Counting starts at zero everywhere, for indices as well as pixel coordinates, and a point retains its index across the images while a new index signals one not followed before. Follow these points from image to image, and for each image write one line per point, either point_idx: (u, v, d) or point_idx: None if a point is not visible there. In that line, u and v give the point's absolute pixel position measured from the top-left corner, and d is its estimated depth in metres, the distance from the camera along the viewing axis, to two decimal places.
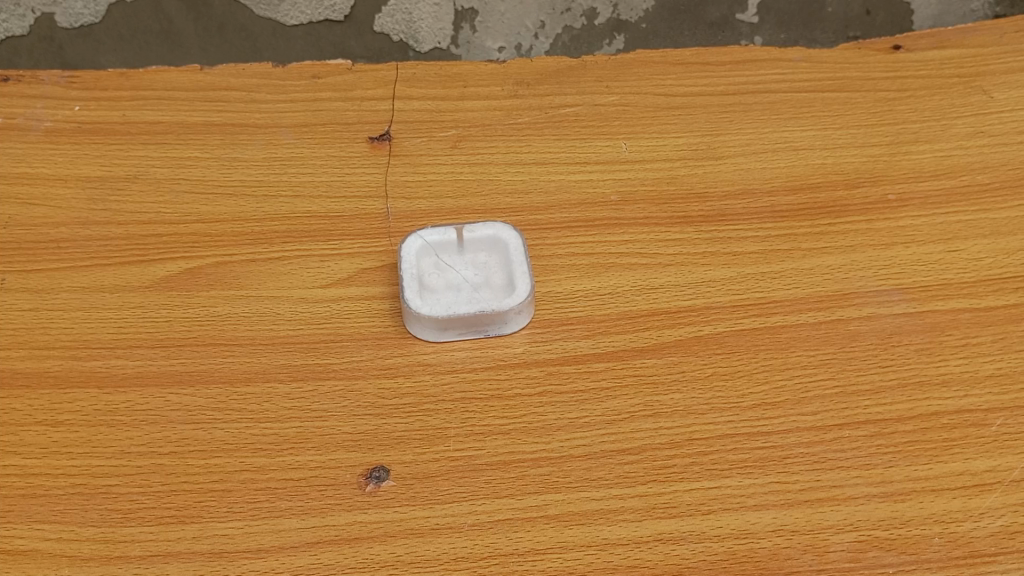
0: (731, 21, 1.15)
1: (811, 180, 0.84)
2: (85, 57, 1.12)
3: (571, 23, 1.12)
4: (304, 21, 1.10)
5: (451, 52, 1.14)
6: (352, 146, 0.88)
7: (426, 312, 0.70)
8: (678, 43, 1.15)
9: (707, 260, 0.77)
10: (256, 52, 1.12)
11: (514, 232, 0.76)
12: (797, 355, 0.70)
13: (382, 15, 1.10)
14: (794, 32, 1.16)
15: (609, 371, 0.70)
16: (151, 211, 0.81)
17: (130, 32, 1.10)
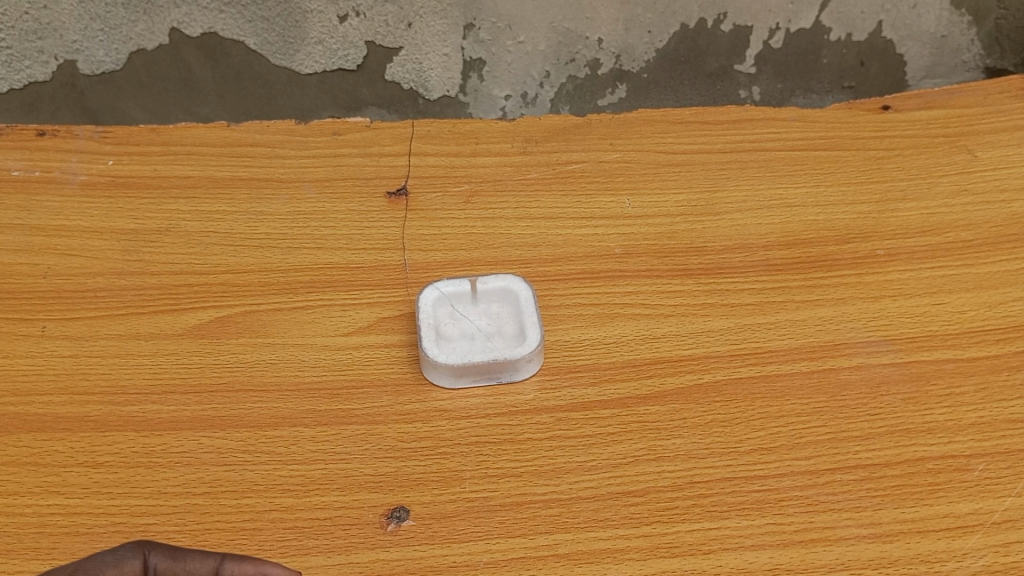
0: (730, 71, 1.20)
1: (804, 235, 0.89)
2: (106, 102, 1.17)
3: (575, 73, 1.18)
4: (318, 70, 1.15)
5: (461, 100, 1.19)
6: (370, 201, 0.93)
7: (442, 361, 0.75)
8: (677, 95, 1.21)
9: (707, 311, 0.82)
10: (272, 99, 1.18)
11: (524, 284, 0.81)
12: (791, 403, 0.75)
13: (393, 64, 1.16)
14: (790, 82, 1.22)
15: (614, 417, 0.74)
16: (182, 262, 0.86)
17: (151, 79, 1.15)
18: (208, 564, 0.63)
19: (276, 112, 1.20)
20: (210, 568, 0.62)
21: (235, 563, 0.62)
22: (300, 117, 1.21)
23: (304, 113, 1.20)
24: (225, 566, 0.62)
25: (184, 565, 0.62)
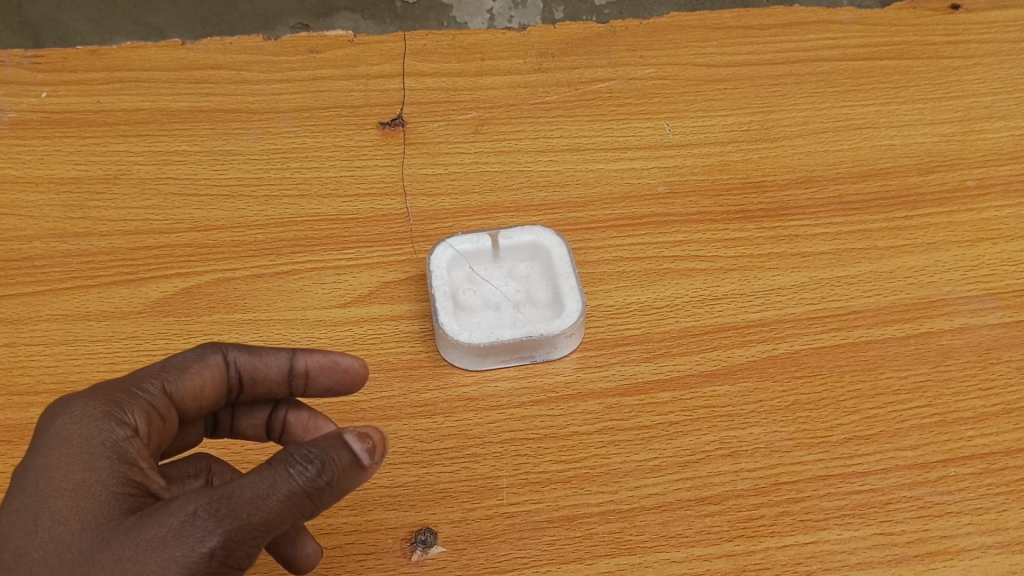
0: None
1: (880, 164, 0.75)
2: (45, 14, 0.99)
3: None
4: None
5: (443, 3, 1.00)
6: (361, 134, 0.77)
7: (464, 342, 0.61)
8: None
9: (774, 263, 0.69)
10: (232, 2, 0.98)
11: (557, 238, 0.67)
12: (887, 378, 0.62)
13: None
14: None
15: (675, 402, 0.61)
16: (137, 218, 0.71)
17: None
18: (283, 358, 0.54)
19: (238, 20, 0.99)
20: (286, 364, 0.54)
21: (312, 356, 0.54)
22: (264, 27, 0.99)
23: (268, 20, 1.00)
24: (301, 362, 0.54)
25: (263, 364, 0.54)
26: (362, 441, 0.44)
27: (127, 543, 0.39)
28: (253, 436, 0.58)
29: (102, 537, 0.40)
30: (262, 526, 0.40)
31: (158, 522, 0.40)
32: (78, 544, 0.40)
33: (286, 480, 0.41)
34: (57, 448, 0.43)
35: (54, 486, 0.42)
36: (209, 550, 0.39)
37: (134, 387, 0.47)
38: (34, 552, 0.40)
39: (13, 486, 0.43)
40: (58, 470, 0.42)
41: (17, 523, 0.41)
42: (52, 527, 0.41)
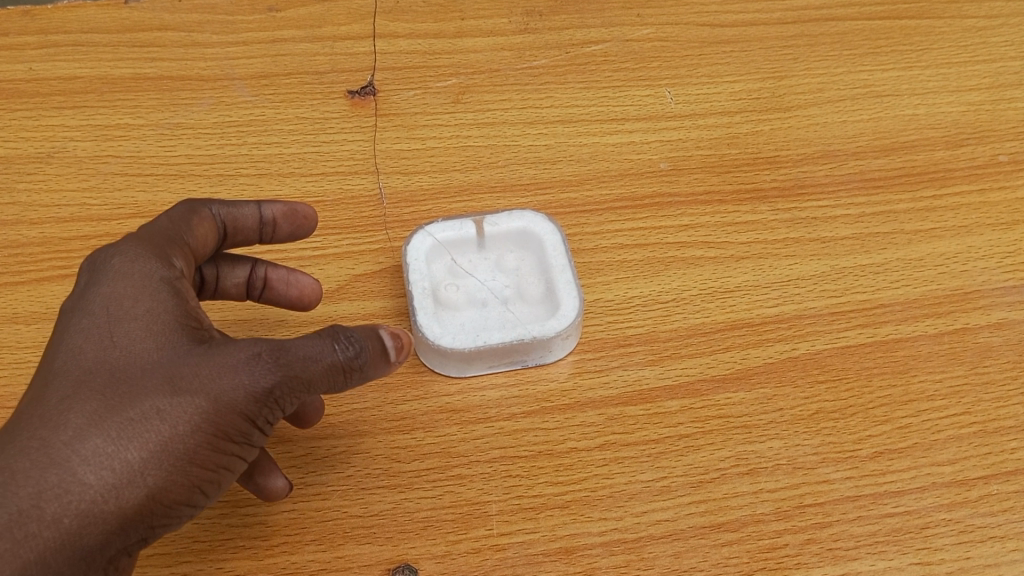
0: None
1: (903, 137, 0.68)
2: None
3: None
4: None
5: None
6: (327, 104, 0.69)
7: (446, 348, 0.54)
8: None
9: (791, 250, 0.62)
10: None
11: (550, 225, 0.59)
12: (921, 381, 0.56)
13: None
14: None
15: (685, 411, 0.55)
16: (73, 204, 0.63)
17: None
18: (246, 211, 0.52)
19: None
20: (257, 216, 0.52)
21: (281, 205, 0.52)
22: None
23: None
24: (269, 211, 0.52)
25: (241, 215, 0.51)
26: (395, 339, 0.45)
27: (199, 362, 0.40)
28: (234, 295, 0.55)
29: (174, 357, 0.41)
30: (309, 382, 0.42)
31: (226, 351, 0.41)
32: (152, 361, 0.40)
33: (331, 350, 0.42)
34: (116, 279, 0.43)
35: (122, 312, 0.42)
36: (270, 389, 0.41)
37: (179, 233, 0.47)
38: (110, 361, 0.40)
39: (76, 308, 0.43)
40: (124, 298, 0.42)
41: (89, 336, 0.41)
42: (124, 344, 0.41)
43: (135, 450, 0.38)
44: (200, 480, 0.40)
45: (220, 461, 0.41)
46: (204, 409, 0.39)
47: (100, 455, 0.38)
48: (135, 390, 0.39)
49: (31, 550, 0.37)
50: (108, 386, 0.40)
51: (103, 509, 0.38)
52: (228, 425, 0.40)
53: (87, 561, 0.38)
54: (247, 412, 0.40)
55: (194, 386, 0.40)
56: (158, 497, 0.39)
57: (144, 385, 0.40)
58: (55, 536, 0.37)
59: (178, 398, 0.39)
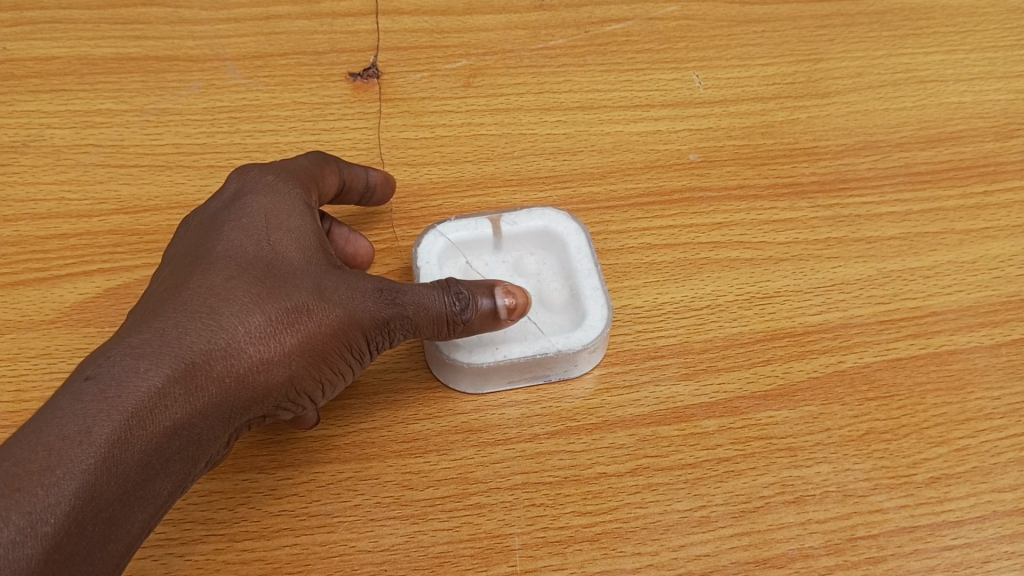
0: None
1: (950, 127, 0.63)
2: None
3: None
4: None
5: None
6: (326, 88, 0.63)
7: (462, 362, 0.48)
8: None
9: (834, 251, 0.57)
10: None
11: (574, 224, 0.54)
12: (977, 400, 0.52)
13: None
14: None
15: (723, 432, 0.50)
16: (51, 198, 0.57)
17: None
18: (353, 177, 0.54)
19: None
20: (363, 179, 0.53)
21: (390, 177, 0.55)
22: None
23: None
24: (373, 176, 0.54)
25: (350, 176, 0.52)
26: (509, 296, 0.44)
27: (338, 280, 0.42)
28: None
29: (319, 268, 0.42)
30: (416, 326, 0.43)
31: (355, 276, 0.42)
32: (302, 266, 0.41)
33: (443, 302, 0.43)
34: (266, 193, 0.44)
35: (274, 219, 0.42)
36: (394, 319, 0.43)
37: (311, 171, 0.48)
38: (267, 257, 0.41)
39: (224, 211, 0.43)
40: (276, 209, 0.43)
41: (244, 233, 0.41)
42: (281, 244, 0.41)
43: (292, 337, 0.39)
44: (319, 382, 0.41)
45: (336, 373, 0.42)
46: (345, 318, 0.41)
47: (264, 331, 0.38)
48: (291, 285, 0.40)
49: (196, 403, 0.36)
50: (267, 275, 0.40)
51: (256, 385, 0.38)
52: (355, 340, 0.42)
53: (226, 430, 0.38)
54: (370, 333, 0.42)
55: (340, 294, 0.41)
56: (291, 390, 0.40)
57: (297, 282, 0.40)
58: (215, 396, 0.37)
59: (328, 301, 0.40)
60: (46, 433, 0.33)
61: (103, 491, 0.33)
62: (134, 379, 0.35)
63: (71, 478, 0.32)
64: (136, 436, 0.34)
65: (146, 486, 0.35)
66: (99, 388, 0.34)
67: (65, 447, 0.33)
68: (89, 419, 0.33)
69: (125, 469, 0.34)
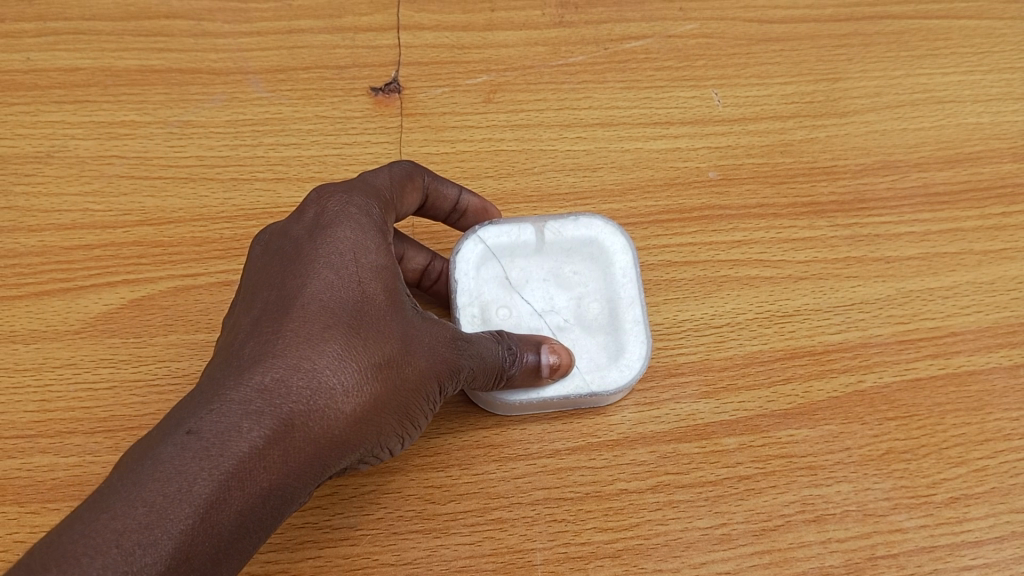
0: None
1: (968, 147, 0.64)
2: None
3: None
4: None
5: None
6: (348, 102, 0.63)
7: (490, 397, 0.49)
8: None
9: (852, 270, 0.58)
10: None
11: (620, 240, 0.53)
12: (997, 419, 0.54)
13: None
14: None
15: (743, 450, 0.51)
16: (76, 209, 0.58)
17: None
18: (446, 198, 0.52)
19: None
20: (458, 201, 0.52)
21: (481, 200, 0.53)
22: None
23: None
24: (467, 201, 0.52)
25: (443, 194, 0.51)
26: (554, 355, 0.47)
27: (421, 328, 0.41)
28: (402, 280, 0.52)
29: (403, 312, 0.41)
30: (479, 376, 0.44)
31: (436, 323, 0.42)
32: (391, 308, 0.40)
33: (501, 355, 0.45)
34: (353, 220, 0.42)
35: (365, 253, 0.41)
36: (467, 371, 0.43)
37: (393, 194, 0.46)
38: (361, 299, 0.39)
39: (314, 234, 0.41)
40: (367, 240, 0.41)
41: (336, 267, 0.40)
42: (372, 282, 0.40)
43: (381, 391, 0.38)
44: (395, 433, 0.41)
45: (412, 418, 0.42)
46: (425, 371, 0.41)
47: (362, 384, 0.38)
48: (382, 332, 0.39)
49: (291, 464, 0.35)
50: (362, 320, 0.39)
51: (346, 439, 0.38)
52: (432, 390, 0.42)
53: (314, 482, 0.38)
54: (445, 382, 0.42)
55: (424, 346, 0.41)
56: (373, 440, 0.40)
57: (387, 328, 0.39)
58: (310, 457, 0.36)
59: (414, 353, 0.40)
60: (147, 488, 0.33)
61: (200, 551, 0.33)
62: (235, 437, 0.34)
63: (170, 540, 0.32)
64: (234, 498, 0.34)
65: (239, 542, 0.35)
66: (202, 445, 0.34)
67: (167, 506, 0.32)
68: (190, 478, 0.33)
69: (222, 527, 0.34)
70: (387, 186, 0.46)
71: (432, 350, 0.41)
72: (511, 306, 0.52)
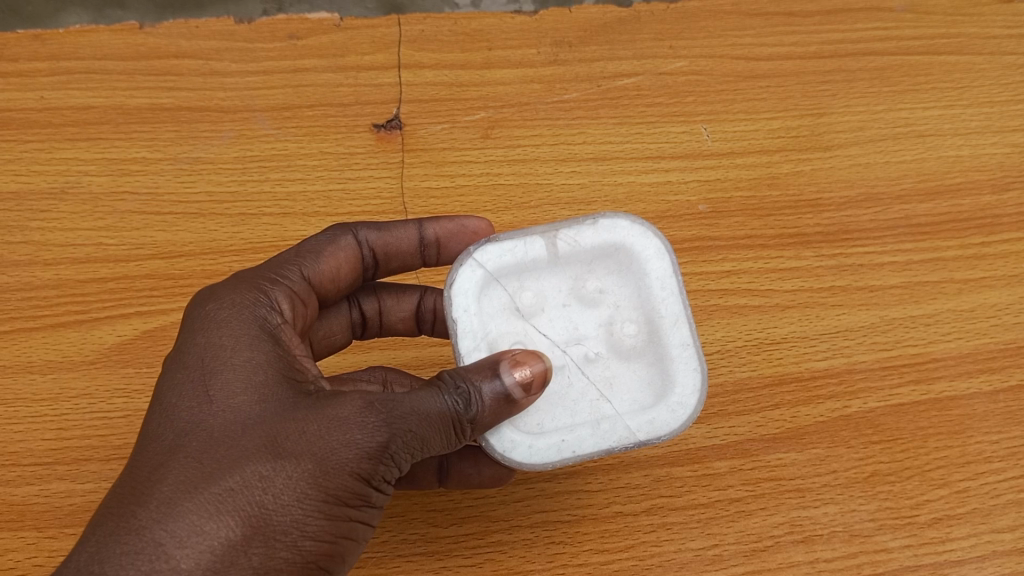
0: None
1: (948, 179, 0.66)
2: None
3: None
4: None
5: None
6: (352, 138, 0.65)
7: (501, 452, 0.45)
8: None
9: (837, 299, 0.60)
10: None
11: (652, 241, 0.48)
12: (978, 442, 0.57)
13: None
14: None
15: (734, 474, 0.54)
16: (89, 243, 0.61)
17: None
18: (411, 232, 0.53)
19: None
20: (415, 236, 0.53)
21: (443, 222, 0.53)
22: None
23: None
24: (431, 230, 0.53)
25: (398, 235, 0.53)
26: (519, 369, 0.42)
27: (306, 418, 0.38)
28: (402, 329, 0.57)
29: (278, 412, 0.39)
30: (422, 438, 0.40)
31: (331, 404, 0.39)
32: (249, 422, 0.38)
33: (439, 401, 0.41)
34: (209, 321, 0.42)
35: (219, 357, 0.40)
36: (386, 443, 0.39)
37: (279, 262, 0.47)
38: (209, 429, 0.38)
39: (171, 355, 0.41)
40: (219, 341, 0.40)
41: (184, 396, 0.39)
42: (221, 395, 0.39)
43: (243, 516, 0.35)
44: (309, 557, 0.37)
45: (341, 526, 0.38)
46: (311, 470, 0.37)
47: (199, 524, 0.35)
48: (237, 449, 0.37)
49: None
50: (206, 444, 0.37)
51: None
52: (337, 486, 0.38)
53: None
54: (359, 472, 0.38)
55: (301, 445, 0.37)
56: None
57: (244, 444, 0.37)
58: None
59: (285, 452, 0.37)
60: None
61: None
62: None
63: None
64: None
65: None
66: None
67: None
68: None
69: None
70: (287, 272, 0.47)
71: (317, 446, 0.38)
72: (525, 337, 0.48)
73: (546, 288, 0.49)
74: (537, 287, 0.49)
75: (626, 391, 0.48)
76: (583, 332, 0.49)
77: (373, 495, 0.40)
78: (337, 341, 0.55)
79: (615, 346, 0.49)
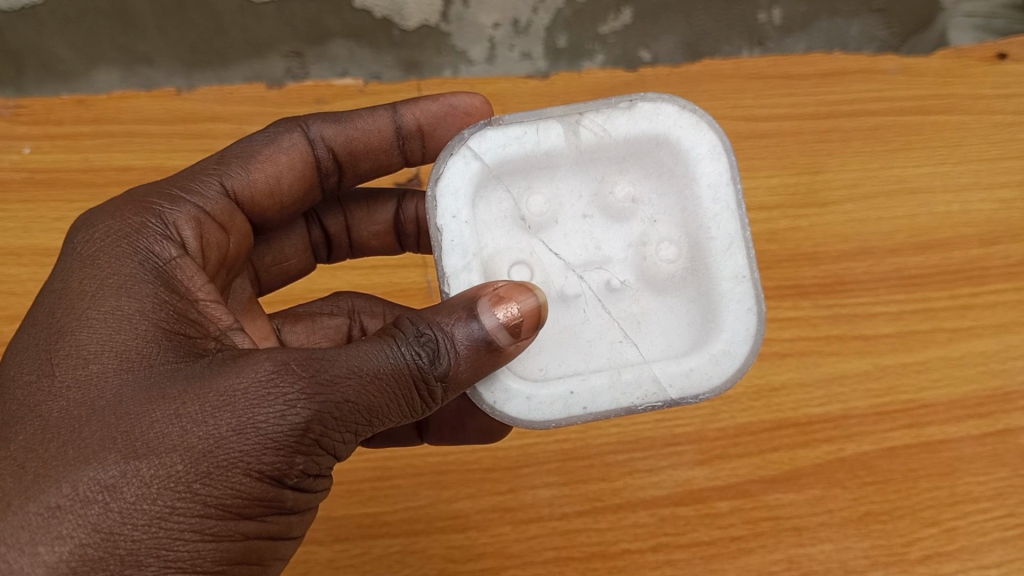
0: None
1: (938, 234, 0.69)
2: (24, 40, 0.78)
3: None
4: None
5: (442, 30, 0.81)
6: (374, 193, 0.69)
7: (495, 405, 0.42)
8: (689, 19, 0.82)
9: (833, 347, 0.64)
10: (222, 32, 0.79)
11: (701, 137, 0.44)
12: (966, 483, 0.61)
13: None
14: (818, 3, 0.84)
15: (736, 513, 0.58)
16: None
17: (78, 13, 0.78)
18: (382, 121, 0.52)
19: (228, 48, 0.79)
20: (389, 124, 0.52)
21: (417, 106, 0.52)
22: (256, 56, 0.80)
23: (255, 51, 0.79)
24: (404, 120, 0.52)
25: (365, 126, 0.52)
26: (500, 310, 0.38)
27: (185, 395, 0.33)
28: (377, 239, 0.60)
29: (146, 388, 0.33)
30: (369, 409, 0.36)
31: (218, 376, 0.34)
32: (111, 404, 0.33)
33: (388, 357, 0.37)
34: (82, 262, 0.37)
35: (78, 317, 0.35)
36: (299, 424, 0.34)
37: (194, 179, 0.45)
38: (57, 416, 0.33)
39: (32, 307, 0.37)
40: (83, 291, 0.36)
41: (33, 369, 0.34)
42: (70, 371, 0.34)
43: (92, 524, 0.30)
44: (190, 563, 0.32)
45: (237, 522, 0.33)
46: (184, 462, 0.32)
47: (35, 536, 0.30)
48: (87, 442, 0.32)
49: None
50: (37, 438, 0.32)
51: None
52: (223, 482, 0.32)
53: None
54: (257, 462, 0.33)
55: (171, 432, 0.32)
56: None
57: (97, 434, 0.32)
58: None
59: (143, 449, 0.32)
60: None
61: None
62: None
63: None
64: None
65: None
66: None
67: None
68: None
69: None
70: (203, 186, 0.45)
71: (193, 430, 0.32)
72: (532, 252, 0.45)
73: (562, 197, 0.46)
74: (552, 193, 0.46)
75: (652, 332, 0.45)
76: (607, 253, 0.46)
77: (285, 490, 0.35)
78: (293, 263, 0.58)
79: (646, 271, 0.46)
